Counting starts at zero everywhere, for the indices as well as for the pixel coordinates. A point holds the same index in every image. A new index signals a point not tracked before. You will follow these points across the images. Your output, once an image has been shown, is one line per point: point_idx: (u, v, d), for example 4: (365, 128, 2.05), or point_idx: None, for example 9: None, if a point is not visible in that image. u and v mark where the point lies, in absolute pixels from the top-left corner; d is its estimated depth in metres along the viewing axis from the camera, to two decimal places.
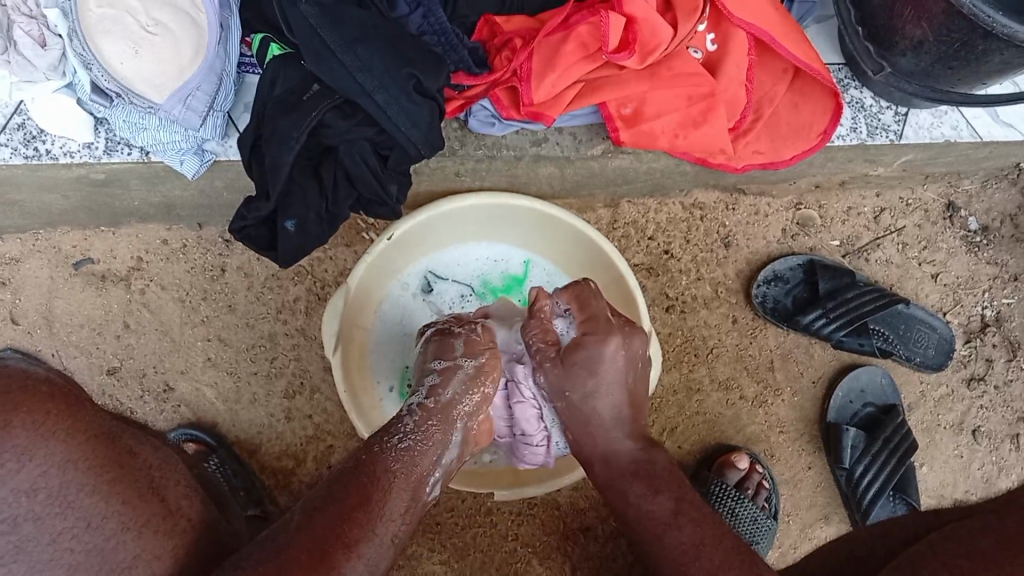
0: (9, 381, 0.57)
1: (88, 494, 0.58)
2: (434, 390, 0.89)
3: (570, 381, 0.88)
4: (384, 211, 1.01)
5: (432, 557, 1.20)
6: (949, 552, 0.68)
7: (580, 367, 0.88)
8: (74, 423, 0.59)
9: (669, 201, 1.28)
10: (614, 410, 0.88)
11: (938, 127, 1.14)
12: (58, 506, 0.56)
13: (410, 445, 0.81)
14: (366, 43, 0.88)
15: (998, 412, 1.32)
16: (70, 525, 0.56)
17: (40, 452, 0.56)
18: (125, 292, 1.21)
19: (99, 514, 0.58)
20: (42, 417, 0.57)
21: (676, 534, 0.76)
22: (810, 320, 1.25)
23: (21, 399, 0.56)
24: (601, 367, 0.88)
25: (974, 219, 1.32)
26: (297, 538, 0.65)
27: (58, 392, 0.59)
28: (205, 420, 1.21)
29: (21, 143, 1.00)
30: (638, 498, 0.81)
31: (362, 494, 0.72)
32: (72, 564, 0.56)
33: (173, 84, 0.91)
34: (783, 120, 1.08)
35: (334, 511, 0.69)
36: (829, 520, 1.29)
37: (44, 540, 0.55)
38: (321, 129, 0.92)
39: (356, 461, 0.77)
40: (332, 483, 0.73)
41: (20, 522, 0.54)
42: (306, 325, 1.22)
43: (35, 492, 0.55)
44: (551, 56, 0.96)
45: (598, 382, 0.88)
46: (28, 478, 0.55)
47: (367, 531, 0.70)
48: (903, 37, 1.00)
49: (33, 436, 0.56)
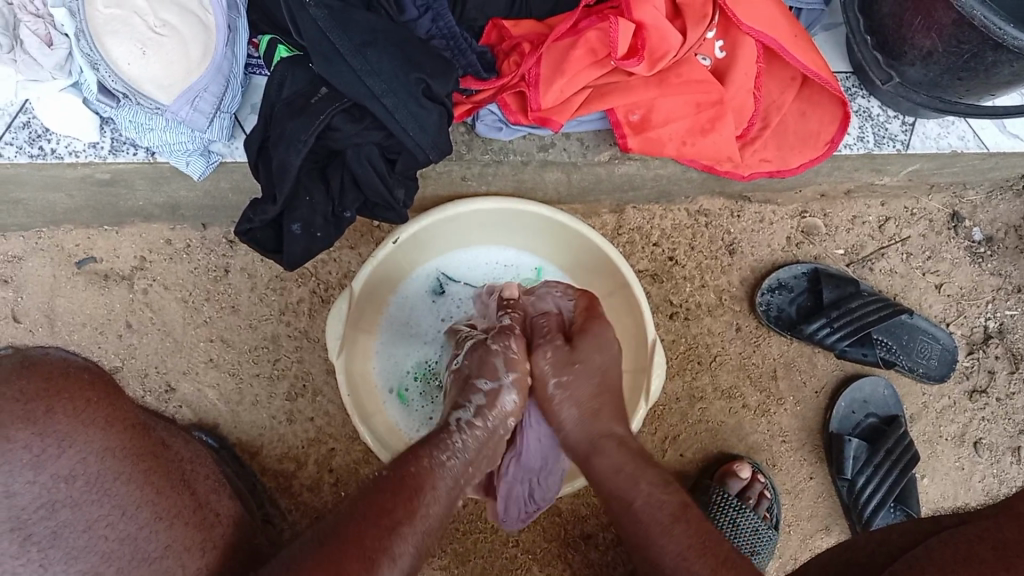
0: (48, 370, 0.66)
1: (124, 483, 0.66)
2: (482, 410, 0.91)
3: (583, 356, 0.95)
4: (390, 215, 1.01)
5: (432, 563, 1.20)
6: (943, 557, 0.68)
7: (585, 344, 0.96)
8: (112, 413, 0.68)
9: (674, 207, 1.28)
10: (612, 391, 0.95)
11: (946, 137, 1.14)
12: (95, 494, 0.64)
13: (453, 462, 0.85)
14: (376, 47, 0.88)
15: (1000, 424, 1.32)
16: (106, 513, 0.64)
17: (80, 439, 0.64)
18: (128, 291, 1.20)
19: (133, 502, 0.66)
20: (83, 405, 0.66)
21: (684, 526, 0.82)
22: (814, 329, 1.24)
23: (59, 383, 0.65)
24: (607, 341, 0.96)
25: (979, 229, 1.32)
26: (345, 549, 0.68)
27: (98, 380, 0.69)
28: (206, 421, 1.20)
29: (26, 141, 1.00)
30: (648, 487, 0.87)
31: (409, 507, 0.76)
32: (106, 550, 0.63)
33: (181, 85, 0.91)
34: (791, 129, 1.08)
35: (376, 523, 0.72)
36: (830, 531, 1.29)
37: (78, 527, 0.62)
38: (329, 133, 0.91)
39: (405, 469, 0.80)
40: (379, 488, 0.77)
41: (58, 507, 0.61)
42: (309, 327, 1.21)
43: (74, 478, 0.63)
44: (559, 61, 0.96)
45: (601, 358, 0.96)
46: (67, 464, 0.63)
47: (409, 544, 0.73)
48: (912, 47, 0.99)
49: (71, 424, 0.64)
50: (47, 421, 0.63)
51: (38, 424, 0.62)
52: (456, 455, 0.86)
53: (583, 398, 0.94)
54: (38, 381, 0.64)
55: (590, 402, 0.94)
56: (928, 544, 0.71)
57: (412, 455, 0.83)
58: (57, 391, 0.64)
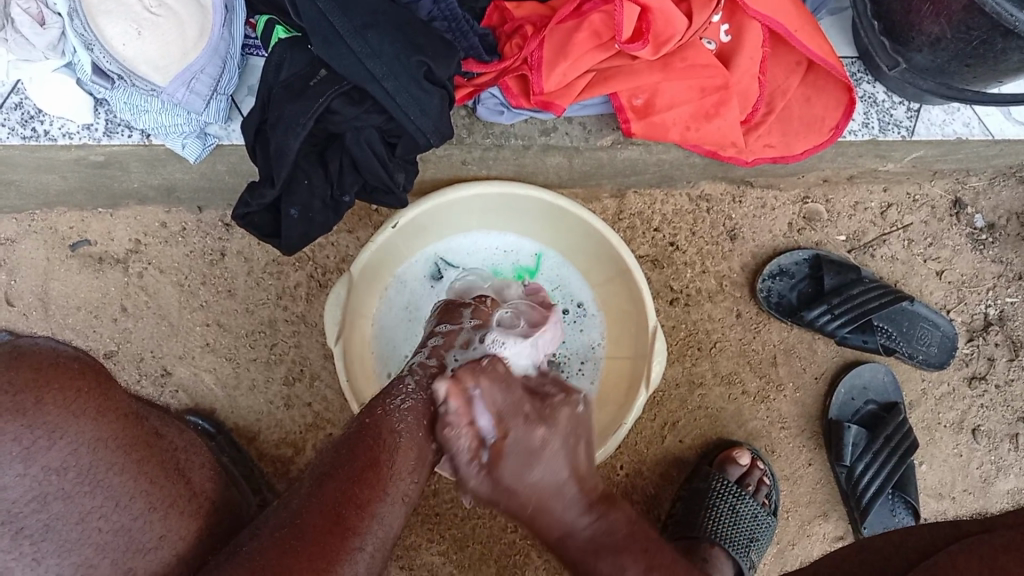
0: (39, 358, 0.64)
1: (117, 473, 0.65)
2: (436, 349, 0.93)
3: (506, 482, 0.81)
4: (389, 200, 0.99)
5: (431, 548, 1.20)
6: (966, 565, 0.68)
7: (506, 477, 0.80)
8: (104, 402, 0.66)
9: (675, 192, 1.27)
10: (559, 500, 0.81)
11: (951, 123, 1.13)
12: (88, 484, 0.63)
13: (411, 404, 0.83)
14: (376, 28, 0.86)
15: (998, 412, 1.32)
16: (99, 505, 0.64)
17: (71, 429, 0.63)
18: (123, 275, 1.19)
19: (127, 492, 0.65)
20: (75, 395, 0.64)
21: None
22: (814, 316, 1.24)
23: (52, 375, 0.63)
24: (530, 459, 0.80)
25: (981, 216, 1.31)
26: (309, 505, 0.70)
27: (89, 371, 0.67)
28: (203, 406, 1.19)
29: (18, 122, 0.98)
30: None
31: (372, 456, 0.76)
32: (102, 542, 0.63)
33: (175, 67, 0.88)
34: (795, 115, 1.06)
35: (343, 477, 0.73)
36: (827, 517, 1.30)
37: (73, 519, 0.62)
38: (328, 116, 0.90)
39: (361, 423, 0.80)
40: (340, 448, 0.77)
41: (50, 500, 0.61)
42: (307, 312, 1.20)
43: (65, 470, 0.62)
44: (561, 45, 0.94)
45: (531, 475, 0.80)
46: (58, 456, 0.62)
47: (378, 491, 0.73)
48: (920, 33, 0.98)
49: (64, 415, 0.63)
50: (36, 413, 0.61)
51: (27, 416, 0.61)
52: (411, 397, 0.84)
53: (521, 510, 0.83)
54: (27, 373, 0.62)
55: (528, 513, 0.82)
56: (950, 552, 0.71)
57: (366, 408, 0.82)
58: (46, 382, 0.63)
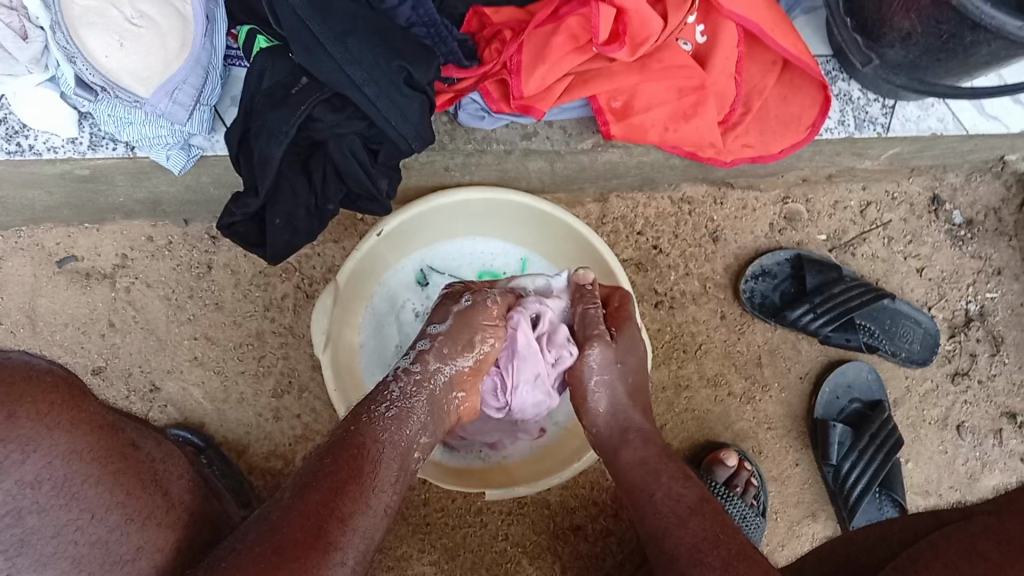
0: (11, 372, 0.61)
1: (92, 486, 0.64)
2: (422, 356, 0.90)
3: (618, 353, 0.96)
4: (373, 206, 1.00)
5: (421, 558, 1.20)
6: (948, 552, 0.68)
7: (623, 341, 0.97)
8: (76, 415, 0.64)
9: (657, 195, 1.28)
10: (634, 391, 0.96)
11: (925, 119, 1.15)
12: (63, 498, 0.62)
13: (398, 412, 0.84)
14: (356, 35, 0.87)
15: (982, 407, 1.34)
16: (74, 517, 0.63)
17: (44, 442, 0.61)
18: (110, 290, 1.19)
19: (102, 505, 0.65)
20: (47, 408, 0.62)
21: (697, 521, 0.81)
22: (798, 316, 1.25)
23: (19, 388, 0.61)
24: (634, 347, 0.98)
25: (959, 212, 1.33)
26: (289, 517, 0.69)
27: (61, 383, 0.65)
28: (191, 419, 1.19)
29: (3, 137, 0.98)
30: (670, 482, 0.86)
31: (354, 467, 0.76)
32: (79, 556, 0.63)
33: (158, 79, 0.90)
34: (772, 113, 1.08)
35: (325, 488, 0.72)
36: (816, 517, 1.30)
37: (48, 533, 0.61)
38: (311, 123, 0.91)
39: (347, 432, 0.80)
40: (323, 456, 0.76)
41: (24, 515, 0.59)
42: (294, 323, 1.20)
43: (40, 484, 0.61)
44: (540, 48, 0.96)
45: (632, 359, 0.97)
46: (32, 470, 0.60)
47: (360, 503, 0.74)
48: (892, 29, 1.00)
49: (37, 426, 0.61)
50: (8, 427, 0.59)
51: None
52: (397, 405, 0.84)
53: (608, 405, 0.95)
54: (2, 385, 0.60)
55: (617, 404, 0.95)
56: (932, 538, 0.71)
57: (351, 417, 0.82)
58: (19, 395, 0.60)
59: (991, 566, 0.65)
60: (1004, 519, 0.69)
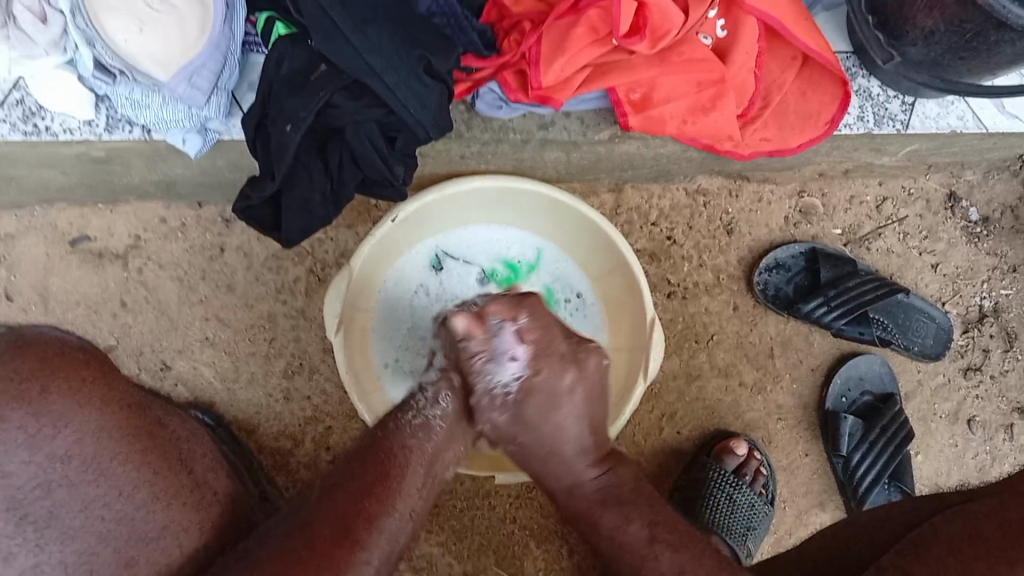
0: (47, 349, 0.68)
1: (120, 462, 0.67)
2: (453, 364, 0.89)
3: (535, 421, 0.86)
4: (390, 192, 1.00)
5: (429, 539, 1.21)
6: (949, 534, 0.69)
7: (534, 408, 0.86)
8: (107, 393, 0.68)
9: (672, 186, 1.28)
10: (574, 442, 0.89)
11: (945, 116, 1.14)
12: (91, 473, 0.65)
13: (424, 421, 0.84)
14: (376, 23, 0.87)
15: (993, 403, 1.34)
16: (103, 493, 0.65)
17: (76, 417, 0.66)
18: (123, 270, 1.19)
19: (130, 484, 0.67)
20: (79, 384, 0.67)
21: (654, 564, 0.82)
22: (811, 308, 1.25)
23: (58, 364, 0.67)
24: (563, 397, 0.86)
25: (975, 209, 1.32)
26: (320, 513, 0.71)
27: (93, 361, 0.70)
28: (204, 400, 1.20)
29: (19, 118, 0.98)
30: (613, 529, 0.86)
31: (382, 471, 0.77)
32: (105, 531, 0.64)
33: (179, 61, 0.89)
34: (791, 109, 1.07)
35: (352, 490, 0.74)
36: (824, 507, 1.31)
37: (76, 507, 0.64)
38: (329, 110, 0.90)
39: (374, 440, 0.81)
40: (351, 460, 0.79)
41: (54, 488, 0.64)
42: (307, 307, 1.21)
43: (69, 459, 0.65)
44: (559, 40, 0.95)
45: (556, 421, 0.87)
46: (63, 444, 0.65)
47: (387, 506, 0.75)
48: (914, 26, 0.99)
49: (69, 403, 0.66)
50: (41, 401, 0.64)
51: (32, 404, 0.64)
52: (426, 412, 0.84)
53: (537, 460, 0.90)
54: (36, 362, 0.66)
55: (549, 462, 0.90)
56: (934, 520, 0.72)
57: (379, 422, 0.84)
58: (51, 370, 0.66)
59: (995, 551, 0.65)
60: (1008, 501, 0.69)
